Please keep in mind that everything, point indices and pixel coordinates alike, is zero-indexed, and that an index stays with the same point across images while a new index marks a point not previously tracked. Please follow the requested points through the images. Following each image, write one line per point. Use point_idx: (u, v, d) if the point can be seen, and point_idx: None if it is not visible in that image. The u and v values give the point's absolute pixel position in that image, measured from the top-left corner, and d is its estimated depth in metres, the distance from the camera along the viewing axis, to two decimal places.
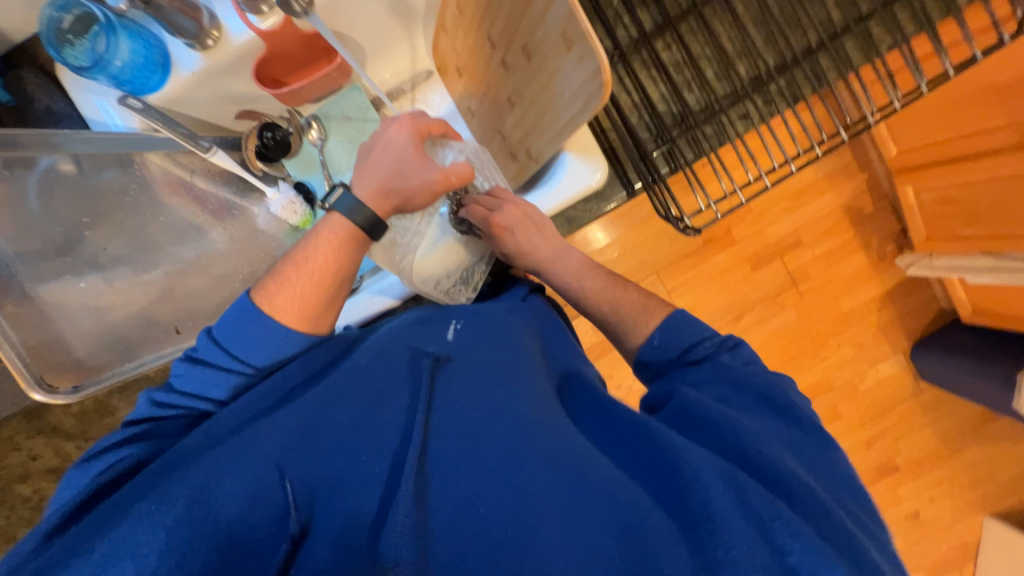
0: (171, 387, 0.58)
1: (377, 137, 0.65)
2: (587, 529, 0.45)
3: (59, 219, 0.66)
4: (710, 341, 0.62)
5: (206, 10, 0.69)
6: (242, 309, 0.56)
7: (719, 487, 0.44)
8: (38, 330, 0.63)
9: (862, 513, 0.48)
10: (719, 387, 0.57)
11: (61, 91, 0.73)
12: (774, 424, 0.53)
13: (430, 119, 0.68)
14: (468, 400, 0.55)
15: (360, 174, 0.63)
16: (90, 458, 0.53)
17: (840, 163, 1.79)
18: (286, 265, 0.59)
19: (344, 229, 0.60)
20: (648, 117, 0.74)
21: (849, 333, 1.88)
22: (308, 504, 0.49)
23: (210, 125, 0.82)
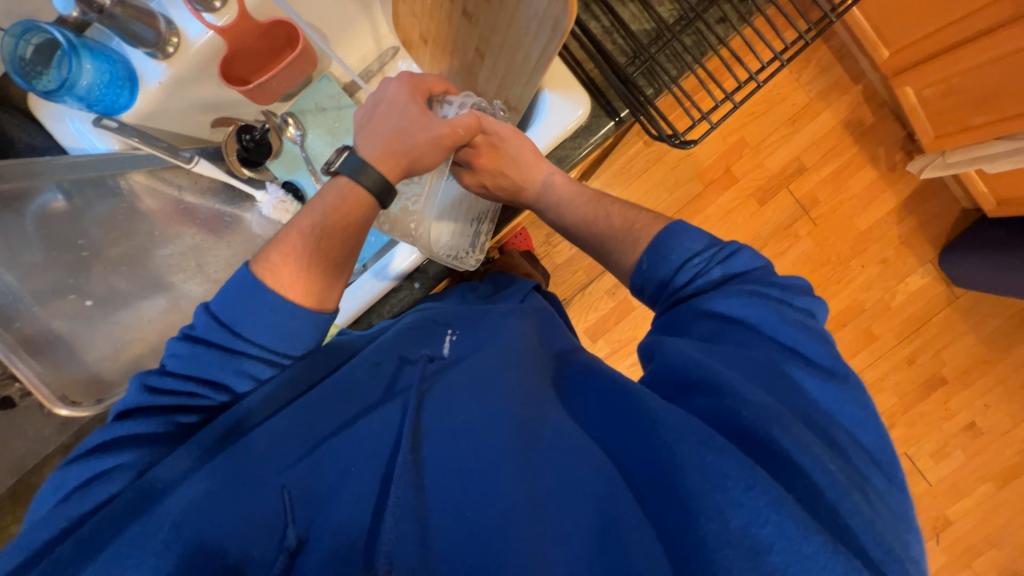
0: (165, 370, 0.54)
1: (377, 98, 0.64)
2: (569, 520, 0.46)
3: (56, 245, 0.65)
4: (700, 256, 0.59)
5: (162, 16, 0.69)
6: (247, 283, 0.54)
7: (690, 456, 0.44)
8: (56, 356, 0.63)
9: (853, 459, 0.46)
10: (710, 322, 0.56)
11: (39, 126, 0.74)
12: (762, 351, 0.51)
13: (429, 78, 0.68)
14: (454, 403, 0.56)
15: (364, 136, 0.63)
16: (83, 457, 0.50)
17: (831, 79, 1.74)
18: (290, 235, 0.59)
19: (354, 195, 0.60)
20: (623, 39, 0.72)
21: (871, 251, 1.82)
22: (306, 509, 0.50)
23: (190, 138, 0.82)
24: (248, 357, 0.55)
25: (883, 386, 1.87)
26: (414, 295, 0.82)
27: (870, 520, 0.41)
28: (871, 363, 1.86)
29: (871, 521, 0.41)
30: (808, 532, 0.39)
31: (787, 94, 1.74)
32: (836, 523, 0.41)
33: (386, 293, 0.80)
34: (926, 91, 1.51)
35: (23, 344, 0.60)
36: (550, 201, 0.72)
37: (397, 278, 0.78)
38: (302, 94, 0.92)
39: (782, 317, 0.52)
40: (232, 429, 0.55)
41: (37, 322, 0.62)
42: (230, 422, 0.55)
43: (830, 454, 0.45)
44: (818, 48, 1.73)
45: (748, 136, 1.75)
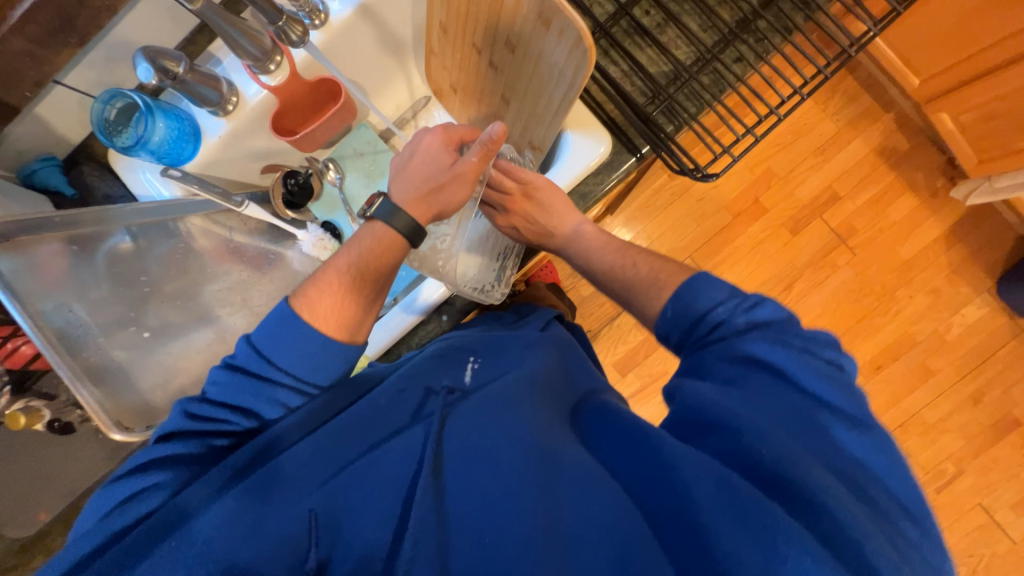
0: (205, 397, 0.58)
1: (413, 148, 0.69)
2: (587, 553, 0.46)
3: (120, 281, 0.72)
4: (726, 303, 0.57)
5: (224, 79, 0.77)
6: (284, 316, 0.57)
7: (709, 494, 0.45)
8: (113, 383, 0.67)
9: (889, 504, 0.44)
10: (731, 367, 0.54)
11: (115, 177, 0.82)
12: (788, 398, 0.49)
13: (462, 128, 0.72)
14: (471, 430, 0.57)
15: (398, 182, 0.67)
16: (127, 475, 0.53)
17: (860, 108, 1.73)
18: (327, 273, 0.62)
19: (389, 237, 0.64)
20: (642, 81, 0.75)
21: (919, 281, 1.73)
22: (329, 533, 0.51)
23: (241, 184, 0.90)
24: (280, 386, 0.58)
25: (947, 427, 1.71)
26: (441, 326, 0.83)
27: (902, 567, 0.40)
28: (930, 401, 1.72)
29: (902, 567, 0.40)
30: (828, 573, 0.39)
31: (814, 123, 1.73)
32: (866, 570, 0.40)
33: (416, 326, 0.82)
34: (964, 116, 1.47)
35: (85, 372, 0.64)
36: (572, 238, 0.75)
37: (425, 311, 0.81)
38: (342, 141, 0.99)
39: (810, 362, 0.51)
40: (262, 453, 0.56)
41: (99, 350, 0.67)
42: (266, 442, 0.57)
43: (860, 500, 0.44)
44: (843, 79, 1.73)
45: (776, 166, 1.73)
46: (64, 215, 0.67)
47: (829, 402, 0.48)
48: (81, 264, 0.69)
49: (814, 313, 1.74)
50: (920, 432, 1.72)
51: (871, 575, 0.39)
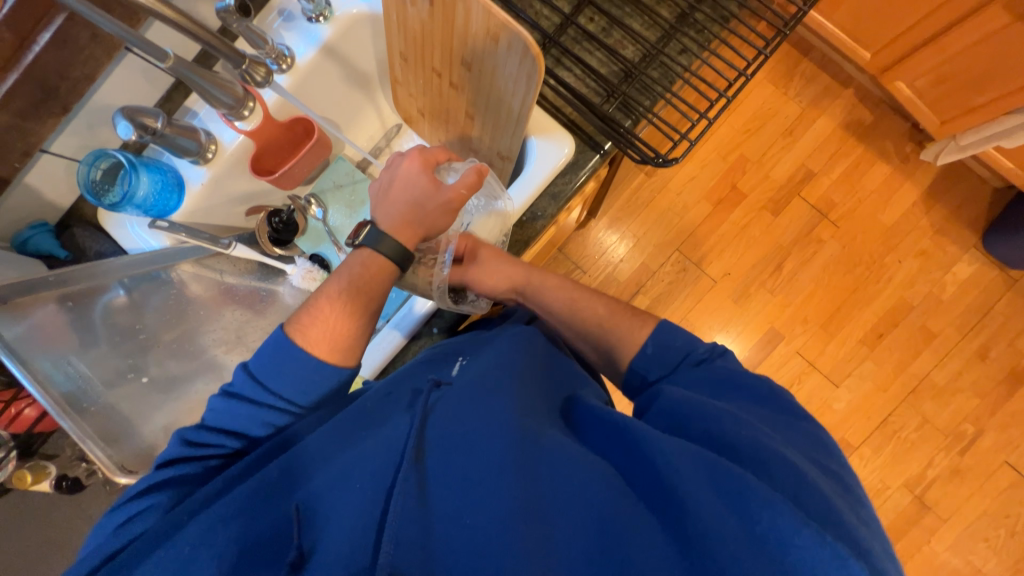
0: (202, 424, 0.60)
1: (391, 175, 0.70)
2: (567, 530, 0.47)
3: (115, 330, 0.73)
4: (703, 347, 0.66)
5: (203, 130, 0.81)
6: (278, 343, 0.59)
7: (689, 467, 0.47)
8: (114, 428, 0.67)
9: (832, 463, 0.52)
10: (701, 381, 0.62)
11: (106, 235, 0.85)
12: (754, 411, 0.56)
13: (435, 149, 0.73)
14: (457, 418, 0.57)
15: (382, 210, 0.69)
16: (127, 499, 0.55)
17: (820, 88, 1.79)
18: (320, 300, 0.63)
19: (376, 263, 0.66)
20: (595, 82, 0.79)
21: (906, 245, 1.75)
22: (314, 527, 0.51)
23: (228, 228, 0.93)
24: (273, 408, 0.60)
25: (960, 386, 1.70)
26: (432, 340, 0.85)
27: (862, 532, 0.44)
28: (938, 363, 1.71)
29: (862, 532, 0.44)
30: (799, 525, 0.41)
31: (779, 106, 1.79)
32: (836, 524, 0.43)
33: (408, 339, 0.84)
34: (918, 82, 1.52)
35: (97, 433, 0.64)
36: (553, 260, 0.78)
37: (414, 328, 0.83)
38: (321, 176, 1.03)
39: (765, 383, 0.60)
40: (255, 462, 0.59)
41: (103, 401, 0.67)
42: (264, 452, 0.59)
43: (826, 480, 0.49)
44: (799, 62, 1.80)
45: (748, 152, 1.78)
46: (58, 273, 0.69)
47: (783, 406, 0.57)
48: (80, 321, 0.70)
49: (807, 289, 1.75)
50: (932, 395, 1.71)
51: (833, 526, 0.43)
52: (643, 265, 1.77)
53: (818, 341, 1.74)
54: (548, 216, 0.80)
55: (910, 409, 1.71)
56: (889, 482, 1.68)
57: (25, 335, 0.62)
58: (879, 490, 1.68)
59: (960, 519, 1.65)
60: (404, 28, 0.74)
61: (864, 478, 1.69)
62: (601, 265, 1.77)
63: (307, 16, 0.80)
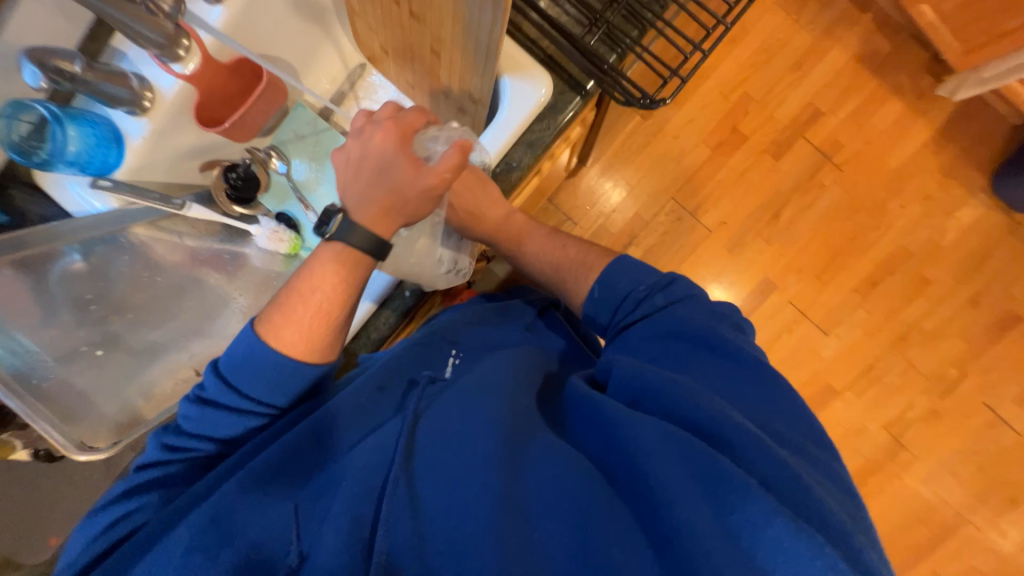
0: (179, 428, 0.60)
1: (363, 149, 0.57)
2: (556, 517, 0.52)
3: (66, 303, 0.67)
4: (644, 286, 0.70)
5: (134, 74, 0.71)
6: (250, 344, 0.57)
7: (674, 459, 0.51)
8: (62, 405, 0.63)
9: (812, 447, 0.56)
10: (672, 346, 0.64)
11: (48, 197, 0.78)
12: (754, 390, 0.59)
13: (414, 113, 0.60)
14: (447, 418, 0.61)
15: (353, 194, 0.58)
16: (111, 502, 0.58)
17: (836, 13, 1.63)
18: (291, 298, 0.59)
19: (348, 258, 0.58)
20: (576, 11, 0.69)
21: (910, 189, 1.67)
22: (309, 527, 0.55)
23: (181, 184, 0.85)
24: (245, 413, 0.60)
25: (949, 332, 1.71)
26: (407, 301, 0.80)
27: (846, 522, 0.49)
28: (929, 310, 1.70)
29: (847, 523, 0.49)
30: (783, 522, 0.46)
31: (789, 35, 1.64)
32: (814, 516, 0.48)
33: (383, 299, 0.79)
34: (946, 4, 1.38)
35: (52, 411, 0.61)
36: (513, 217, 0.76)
37: (385, 293, 0.79)
38: (280, 126, 0.93)
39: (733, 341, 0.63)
40: (235, 465, 0.59)
41: (55, 379, 0.63)
42: (241, 458, 0.60)
43: (818, 476, 0.53)
44: None
45: (752, 90, 1.66)
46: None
47: (773, 384, 0.60)
48: (28, 293, 0.64)
49: (805, 238, 1.71)
50: (921, 341, 1.72)
51: (810, 513, 0.48)
52: (636, 215, 1.71)
53: (811, 290, 1.72)
54: (524, 166, 0.72)
55: (896, 354, 1.72)
56: (870, 423, 1.74)
57: None
58: (859, 431, 1.74)
59: (933, 455, 1.73)
60: None
61: (845, 420, 1.74)
62: (593, 215, 1.71)
63: None
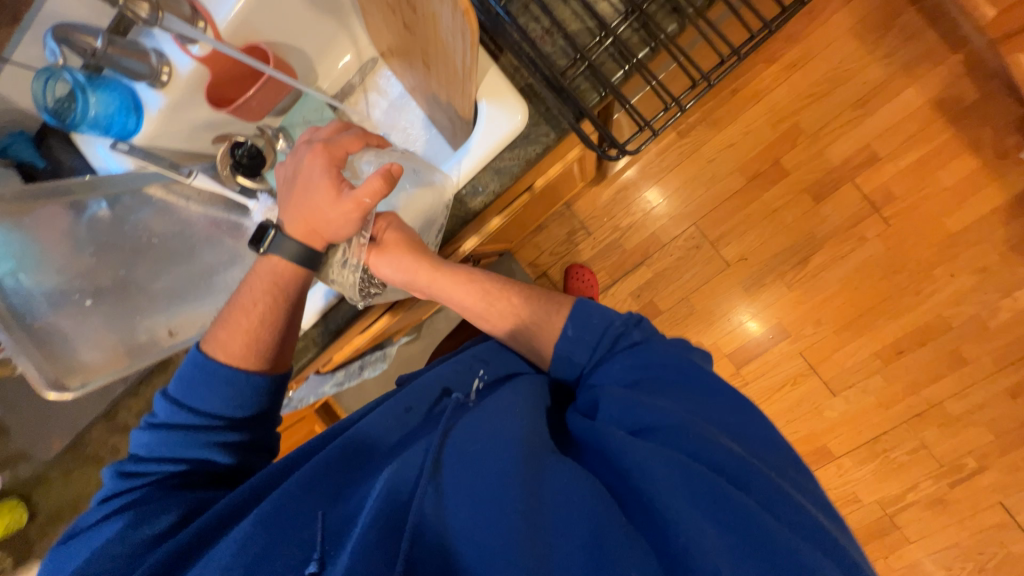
0: (138, 456, 0.63)
1: (295, 168, 0.65)
2: (574, 536, 0.53)
3: (72, 252, 0.77)
4: (620, 322, 0.69)
5: (155, 52, 0.77)
6: (197, 364, 0.63)
7: (682, 497, 0.53)
8: (48, 345, 0.72)
9: (800, 473, 0.59)
10: (667, 377, 0.64)
11: (78, 151, 0.87)
12: (749, 422, 0.61)
13: (348, 138, 0.65)
14: (471, 434, 0.62)
15: (287, 209, 0.65)
16: (91, 527, 0.58)
17: (920, 49, 1.46)
18: (232, 311, 0.66)
19: (284, 267, 0.66)
20: (563, 42, 0.66)
21: (965, 258, 1.51)
22: (339, 528, 0.57)
23: (194, 154, 0.90)
24: (209, 429, 0.63)
25: (976, 419, 1.56)
26: None
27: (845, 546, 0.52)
28: (959, 392, 1.55)
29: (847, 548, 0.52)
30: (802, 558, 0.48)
31: (859, 67, 1.49)
32: (824, 544, 0.51)
33: None
34: None
35: (38, 348, 0.70)
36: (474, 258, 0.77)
37: None
38: (292, 109, 0.97)
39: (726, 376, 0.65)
40: (259, 482, 0.61)
41: (48, 320, 0.73)
42: (255, 484, 0.61)
43: (816, 504, 0.56)
44: (902, 12, 1.45)
45: (805, 123, 1.53)
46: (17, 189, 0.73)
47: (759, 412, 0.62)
48: (42, 240, 0.75)
49: (832, 289, 1.59)
50: (940, 423, 1.57)
51: (822, 544, 0.51)
52: (652, 235, 1.65)
53: (827, 345, 1.61)
54: (489, 192, 0.74)
55: (909, 432, 1.59)
56: (863, 495, 1.63)
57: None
58: (849, 501, 1.64)
59: (927, 544, 1.61)
60: None
61: (836, 487, 1.64)
62: (608, 228, 1.66)
63: None
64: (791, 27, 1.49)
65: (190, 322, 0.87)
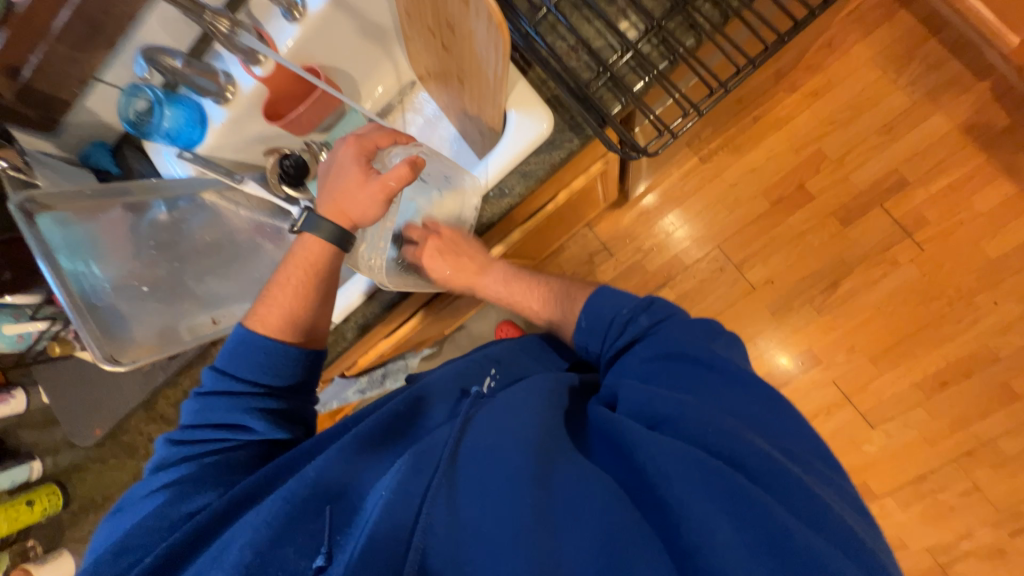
0: (185, 425, 0.64)
1: (331, 160, 0.71)
2: (580, 538, 0.49)
3: (135, 244, 0.85)
4: (630, 308, 0.71)
5: (223, 72, 0.87)
6: (241, 338, 0.64)
7: (702, 499, 0.49)
8: (107, 322, 0.77)
9: (826, 468, 0.56)
10: (684, 373, 0.62)
11: (148, 159, 0.97)
12: (773, 422, 0.58)
13: (378, 132, 0.71)
14: (486, 430, 0.59)
15: (322, 196, 0.70)
16: (136, 500, 0.59)
17: (946, 77, 1.47)
18: (272, 286, 0.69)
19: (318, 246, 0.68)
20: (588, 57, 0.72)
21: (1008, 285, 1.45)
22: (344, 521, 0.55)
23: (246, 164, 0.99)
24: (252, 396, 0.63)
25: None
26: (393, 295, 0.88)
27: (882, 556, 0.48)
28: (1012, 429, 1.45)
29: (883, 557, 0.48)
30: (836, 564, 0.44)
31: (883, 95, 1.50)
32: (859, 553, 0.47)
33: (372, 291, 0.87)
34: None
35: (98, 329, 0.75)
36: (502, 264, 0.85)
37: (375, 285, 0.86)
38: (336, 126, 1.04)
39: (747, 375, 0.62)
40: (292, 462, 0.60)
41: (108, 302, 0.78)
42: (279, 467, 0.59)
43: (852, 513, 0.53)
44: (925, 42, 1.48)
45: (829, 148, 1.54)
46: (94, 188, 0.82)
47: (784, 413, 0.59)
48: (111, 232, 0.82)
49: (865, 315, 1.54)
50: (992, 464, 1.46)
51: (857, 549, 0.47)
52: (675, 257, 1.65)
53: (861, 374, 1.54)
54: (515, 194, 0.78)
55: (958, 471, 1.48)
56: (911, 541, 1.50)
57: (72, 229, 0.76)
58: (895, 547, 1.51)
59: None
60: None
61: (880, 531, 1.52)
62: (630, 249, 1.68)
63: None
64: (811, 57, 1.53)
65: (233, 312, 0.93)
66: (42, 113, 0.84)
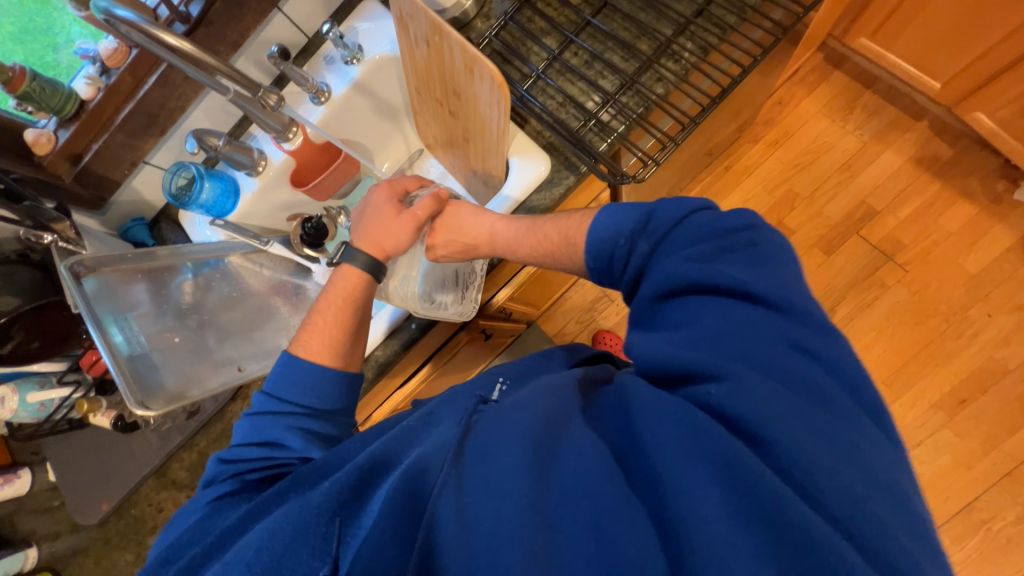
0: (234, 444, 0.67)
1: (365, 203, 0.81)
2: (573, 531, 0.47)
3: (166, 303, 0.90)
4: (627, 235, 0.61)
5: (258, 150, 1.02)
6: (285, 361, 0.69)
7: (704, 483, 0.44)
8: (139, 366, 0.80)
9: (888, 442, 0.48)
10: (700, 311, 0.52)
11: (182, 230, 1.06)
12: (810, 367, 0.48)
13: (408, 178, 0.84)
14: (491, 426, 0.55)
15: (356, 234, 0.78)
16: (186, 511, 0.64)
17: (887, 121, 1.67)
18: (309, 318, 0.74)
19: (352, 278, 0.75)
20: (576, 110, 0.85)
21: (996, 297, 1.51)
22: (349, 533, 0.53)
23: (271, 228, 1.10)
24: (295, 415, 0.66)
25: None
26: (411, 333, 0.91)
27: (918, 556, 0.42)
28: None
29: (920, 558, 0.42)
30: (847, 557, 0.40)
31: (834, 140, 1.69)
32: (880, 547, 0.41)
33: (390, 331, 0.91)
34: (1001, 111, 1.43)
35: (132, 377, 0.78)
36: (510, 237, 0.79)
37: (395, 322, 0.90)
38: (353, 192, 1.13)
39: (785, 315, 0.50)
40: (296, 482, 0.59)
41: (142, 350, 0.82)
42: (290, 481, 0.59)
43: (906, 503, 0.45)
44: (862, 94, 1.70)
45: (799, 187, 1.69)
46: (135, 252, 0.87)
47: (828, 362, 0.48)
48: (145, 294, 0.88)
49: (868, 338, 1.56)
50: None
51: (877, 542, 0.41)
52: None
53: None
54: None
55: (1003, 495, 1.41)
56: None
57: (102, 292, 0.81)
58: None
59: None
60: (415, 65, 0.88)
61: None
62: None
63: (343, 60, 1.00)
64: (766, 114, 1.74)
65: (257, 362, 0.94)
66: (94, 192, 0.95)
